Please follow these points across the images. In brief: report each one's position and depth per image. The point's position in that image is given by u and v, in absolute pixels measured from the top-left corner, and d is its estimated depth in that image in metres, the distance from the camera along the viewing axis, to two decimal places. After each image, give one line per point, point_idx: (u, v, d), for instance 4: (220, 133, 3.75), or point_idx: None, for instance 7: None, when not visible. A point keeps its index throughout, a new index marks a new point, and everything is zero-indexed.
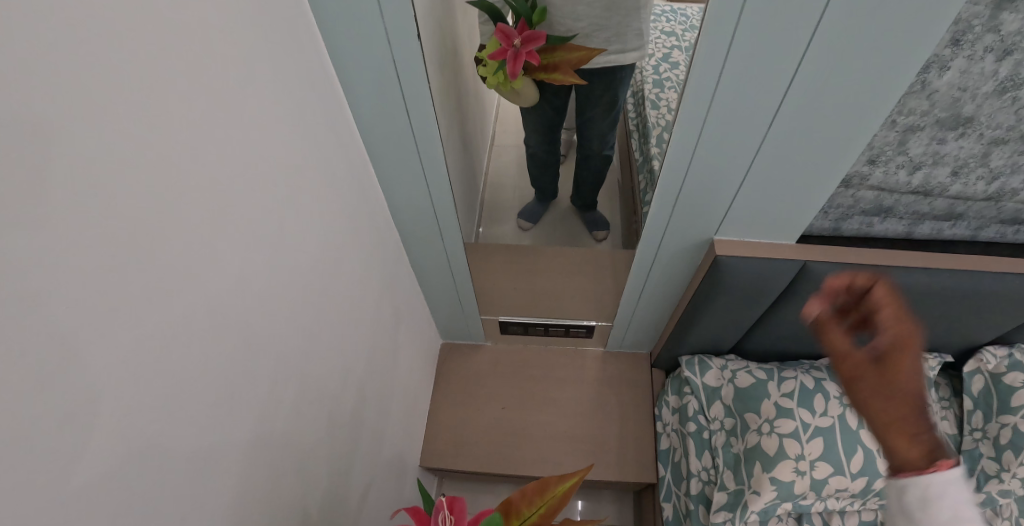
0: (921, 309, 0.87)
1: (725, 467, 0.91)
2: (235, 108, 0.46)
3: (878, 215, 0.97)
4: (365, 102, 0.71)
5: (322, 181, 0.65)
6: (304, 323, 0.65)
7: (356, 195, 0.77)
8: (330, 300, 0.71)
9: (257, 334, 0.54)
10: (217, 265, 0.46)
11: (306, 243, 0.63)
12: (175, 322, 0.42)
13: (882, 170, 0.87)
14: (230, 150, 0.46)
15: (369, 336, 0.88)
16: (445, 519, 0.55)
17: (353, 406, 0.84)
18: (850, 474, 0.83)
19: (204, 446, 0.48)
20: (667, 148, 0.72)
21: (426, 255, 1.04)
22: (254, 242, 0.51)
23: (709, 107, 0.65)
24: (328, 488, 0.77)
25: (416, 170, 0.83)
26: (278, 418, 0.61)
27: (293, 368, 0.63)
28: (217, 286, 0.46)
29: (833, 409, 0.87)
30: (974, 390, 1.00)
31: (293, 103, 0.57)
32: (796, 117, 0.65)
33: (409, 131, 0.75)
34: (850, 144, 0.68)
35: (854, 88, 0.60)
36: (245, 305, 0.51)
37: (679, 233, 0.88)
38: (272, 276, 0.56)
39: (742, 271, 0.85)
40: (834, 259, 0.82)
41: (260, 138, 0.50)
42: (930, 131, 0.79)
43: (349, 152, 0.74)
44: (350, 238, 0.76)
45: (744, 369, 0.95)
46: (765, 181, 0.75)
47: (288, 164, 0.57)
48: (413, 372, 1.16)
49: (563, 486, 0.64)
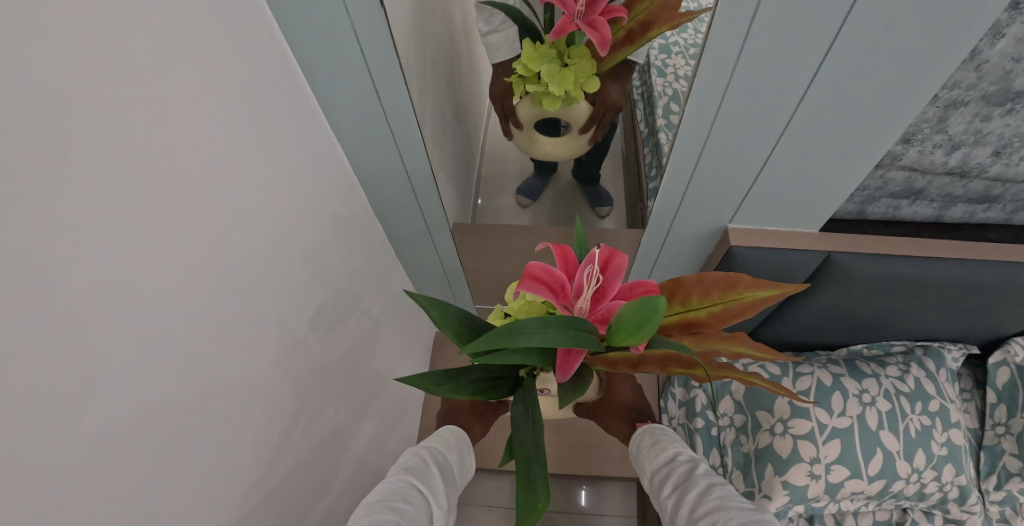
0: (945, 302, 0.81)
1: (735, 466, 0.87)
2: (158, 101, 0.41)
3: (908, 198, 0.89)
4: (331, 84, 0.64)
5: (278, 168, 0.58)
6: (266, 331, 0.59)
7: (325, 182, 0.70)
8: (298, 295, 0.65)
9: (212, 351, 0.50)
10: (150, 277, 0.41)
11: (265, 240, 0.57)
12: (101, 346, 0.38)
13: (917, 149, 0.79)
14: (155, 149, 0.41)
15: (347, 329, 0.82)
16: (594, 274, 0.46)
17: (333, 405, 0.79)
18: (867, 477, 0.79)
19: (156, 472, 0.44)
20: (676, 136, 0.65)
21: (412, 243, 0.97)
22: (200, 249, 0.46)
23: (725, 95, 0.58)
24: (304, 495, 0.72)
25: (391, 152, 0.75)
26: (240, 438, 0.56)
27: (255, 389, 0.58)
28: (152, 304, 0.42)
29: (852, 408, 0.82)
30: (998, 382, 0.94)
31: (240, 90, 0.50)
32: (825, 103, 0.57)
33: (379, 108, 0.68)
34: (882, 135, 0.60)
35: (895, 76, 0.53)
36: (194, 317, 0.47)
37: (690, 221, 0.81)
38: (221, 278, 0.50)
39: (757, 261, 0.78)
40: (860, 249, 0.75)
41: (196, 128, 0.45)
42: (974, 107, 0.71)
43: (316, 139, 0.67)
44: (322, 234, 0.70)
45: (758, 364, 0.90)
46: (787, 169, 0.67)
47: (236, 156, 0.51)
48: (405, 364, 1.11)
49: (755, 296, 0.48)
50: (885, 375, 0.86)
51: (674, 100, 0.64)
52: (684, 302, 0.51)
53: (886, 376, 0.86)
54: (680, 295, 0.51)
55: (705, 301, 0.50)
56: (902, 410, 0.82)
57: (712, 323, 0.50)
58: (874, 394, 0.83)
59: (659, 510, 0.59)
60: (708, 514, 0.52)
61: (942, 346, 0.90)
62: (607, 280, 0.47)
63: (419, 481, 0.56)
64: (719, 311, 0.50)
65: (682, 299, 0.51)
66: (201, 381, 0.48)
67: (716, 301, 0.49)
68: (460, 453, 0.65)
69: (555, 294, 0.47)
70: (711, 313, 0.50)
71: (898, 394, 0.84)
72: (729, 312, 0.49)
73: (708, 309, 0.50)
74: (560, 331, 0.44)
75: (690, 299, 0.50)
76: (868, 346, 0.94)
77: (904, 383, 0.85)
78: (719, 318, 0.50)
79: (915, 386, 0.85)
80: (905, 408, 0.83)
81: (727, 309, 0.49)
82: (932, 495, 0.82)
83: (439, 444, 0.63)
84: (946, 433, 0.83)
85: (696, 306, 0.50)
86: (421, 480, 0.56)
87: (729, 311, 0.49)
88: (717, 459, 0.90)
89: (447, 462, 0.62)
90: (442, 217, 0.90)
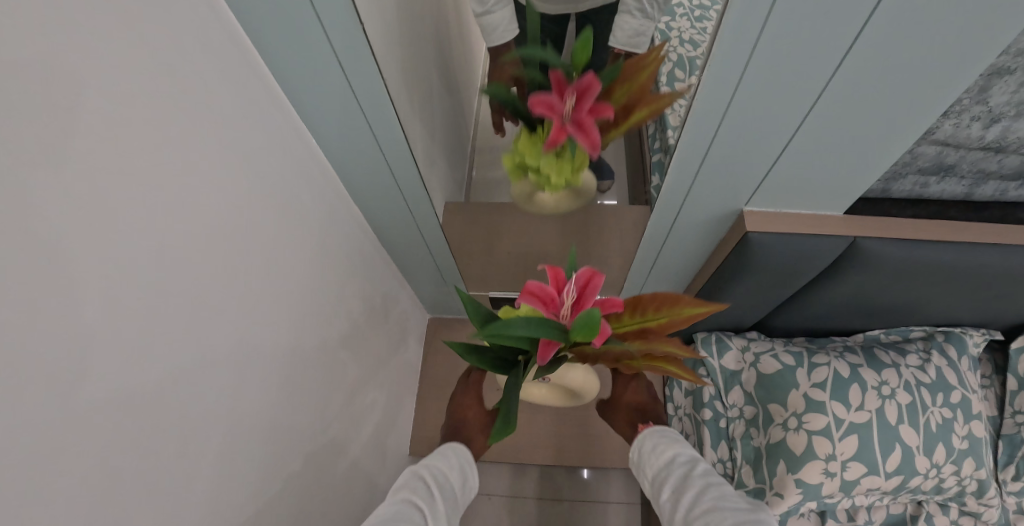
0: (974, 289, 0.75)
1: (745, 460, 0.84)
2: (56, 95, 0.32)
3: (937, 175, 0.80)
4: (288, 60, 0.54)
5: (230, 156, 0.49)
6: (238, 345, 0.53)
7: (291, 169, 0.61)
8: (265, 297, 0.57)
9: (167, 382, 0.43)
10: (73, 308, 0.35)
11: (226, 244, 0.50)
12: (6, 399, 0.31)
13: (954, 121, 0.71)
14: (66, 156, 0.33)
15: (328, 328, 0.74)
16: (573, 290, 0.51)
17: (316, 413, 0.72)
18: (884, 473, 0.76)
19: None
20: (687, 118, 0.57)
21: (400, 232, 0.88)
22: (143, 265, 0.40)
23: (742, 75, 0.50)
24: (292, 510, 0.67)
25: (368, 138, 0.66)
26: (214, 469, 0.51)
27: (223, 411, 0.51)
28: (82, 338, 0.35)
29: (870, 401, 0.78)
30: (1019, 369, 0.89)
31: (172, 72, 0.41)
32: (860, 79, 0.49)
33: (348, 89, 0.59)
34: (925, 116, 0.52)
35: (949, 44, 0.44)
36: (139, 346, 0.40)
37: (699, 208, 0.72)
38: (173, 289, 0.43)
39: (775, 252, 0.69)
40: (891, 235, 0.68)
41: (124, 125, 0.37)
42: (1021, 75, 0.63)
43: (276, 124, 0.56)
44: (296, 231, 0.63)
45: (770, 353, 0.85)
46: (811, 152, 0.59)
47: (182, 154, 0.43)
48: (398, 358, 1.03)
49: (693, 311, 0.53)
50: (905, 364, 0.82)
51: (684, 73, 0.56)
52: (642, 311, 0.56)
53: (907, 366, 0.81)
54: (637, 305, 0.56)
55: (655, 311, 0.55)
56: (923, 403, 0.78)
57: (661, 332, 0.55)
58: (894, 386, 0.79)
59: (657, 514, 0.54)
60: (701, 516, 0.48)
61: (964, 332, 0.85)
62: (583, 294, 0.52)
63: (421, 500, 0.51)
64: (666, 320, 0.55)
65: (636, 308, 0.56)
66: (153, 415, 0.42)
67: (663, 311, 0.54)
68: (462, 471, 0.61)
69: (545, 305, 0.52)
70: (660, 323, 0.55)
71: (919, 385, 0.80)
72: (673, 322, 0.54)
73: (654, 317, 0.55)
74: (541, 327, 0.49)
75: (643, 307, 0.56)
76: (886, 332, 0.88)
77: (925, 373, 0.81)
78: (664, 325, 0.55)
79: (936, 376, 0.81)
80: (926, 400, 0.79)
81: (670, 321, 0.54)
82: (949, 489, 0.80)
83: (441, 463, 0.59)
84: (968, 425, 0.79)
85: (650, 315, 0.56)
86: (424, 500, 0.52)
87: (672, 321, 0.54)
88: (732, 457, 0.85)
89: (448, 483, 0.57)
90: (431, 209, 0.82)
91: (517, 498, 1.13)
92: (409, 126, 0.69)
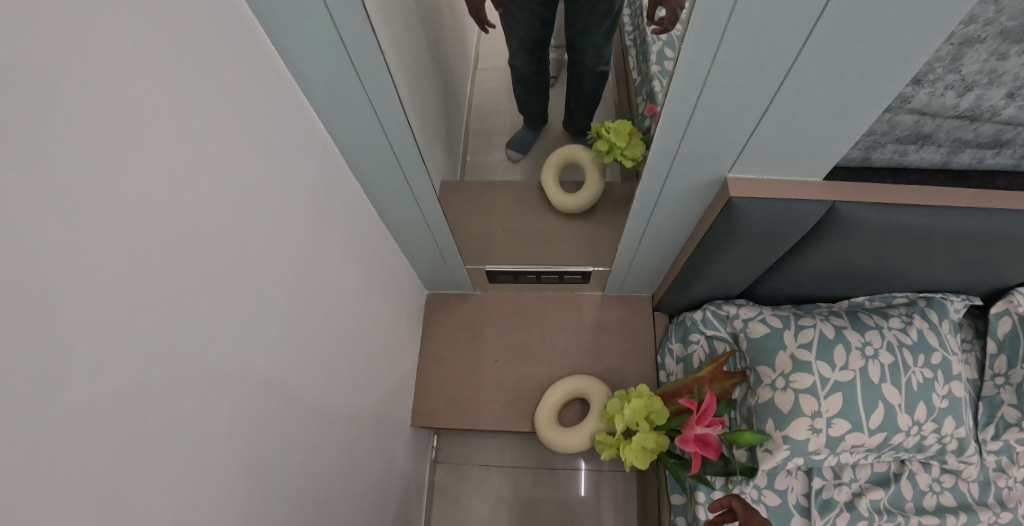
0: (951, 254, 0.78)
1: (742, 421, 0.88)
2: (56, 62, 0.33)
3: (916, 143, 0.82)
4: (287, 35, 0.55)
5: (229, 124, 0.51)
6: (241, 312, 0.56)
7: (292, 142, 0.63)
8: (266, 259, 0.60)
9: (172, 340, 0.46)
10: (83, 265, 0.37)
11: (228, 212, 0.52)
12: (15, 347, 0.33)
13: (927, 90, 0.73)
14: (67, 123, 0.35)
15: (330, 294, 0.77)
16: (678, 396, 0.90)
17: (318, 375, 0.75)
18: (868, 430, 0.79)
19: (121, 471, 0.43)
20: (671, 82, 0.59)
21: (398, 207, 0.90)
22: (146, 228, 0.42)
23: (722, 39, 0.52)
24: (293, 464, 0.70)
25: (367, 114, 0.68)
26: (218, 426, 0.54)
27: (223, 368, 0.54)
28: (90, 295, 0.38)
29: (854, 361, 0.81)
30: (999, 332, 0.92)
31: (170, 42, 0.42)
32: (835, 40, 0.50)
33: (350, 63, 0.60)
34: (893, 81, 0.54)
35: (919, 4, 0.46)
36: (143, 305, 0.43)
37: (685, 176, 0.74)
38: (172, 248, 0.45)
39: (758, 216, 0.72)
40: (868, 199, 0.70)
41: (127, 96, 0.39)
42: (991, 45, 0.66)
43: (278, 95, 0.58)
44: (300, 205, 0.66)
45: (758, 318, 0.88)
46: (789, 116, 0.61)
47: (182, 123, 0.45)
48: (397, 332, 1.05)
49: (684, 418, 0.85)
50: (888, 327, 0.85)
51: (669, 42, 0.58)
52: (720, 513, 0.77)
53: (889, 328, 0.84)
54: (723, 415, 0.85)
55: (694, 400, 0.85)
56: (905, 364, 0.82)
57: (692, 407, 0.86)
58: (876, 346, 0.82)
59: None
60: None
61: (945, 297, 0.89)
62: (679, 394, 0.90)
63: None
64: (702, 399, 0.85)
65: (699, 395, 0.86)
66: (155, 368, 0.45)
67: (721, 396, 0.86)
68: None
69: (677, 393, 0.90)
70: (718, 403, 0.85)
71: (901, 346, 0.83)
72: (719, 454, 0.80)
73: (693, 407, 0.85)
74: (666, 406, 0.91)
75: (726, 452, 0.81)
76: (870, 298, 0.91)
77: (907, 335, 0.84)
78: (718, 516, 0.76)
79: (918, 338, 0.84)
80: (908, 361, 0.82)
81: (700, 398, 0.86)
82: (930, 447, 0.83)
83: None
84: (948, 386, 0.82)
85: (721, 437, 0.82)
86: None
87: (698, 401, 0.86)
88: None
89: None
90: (429, 184, 0.85)
91: (519, 468, 1.20)
92: (405, 103, 0.72)
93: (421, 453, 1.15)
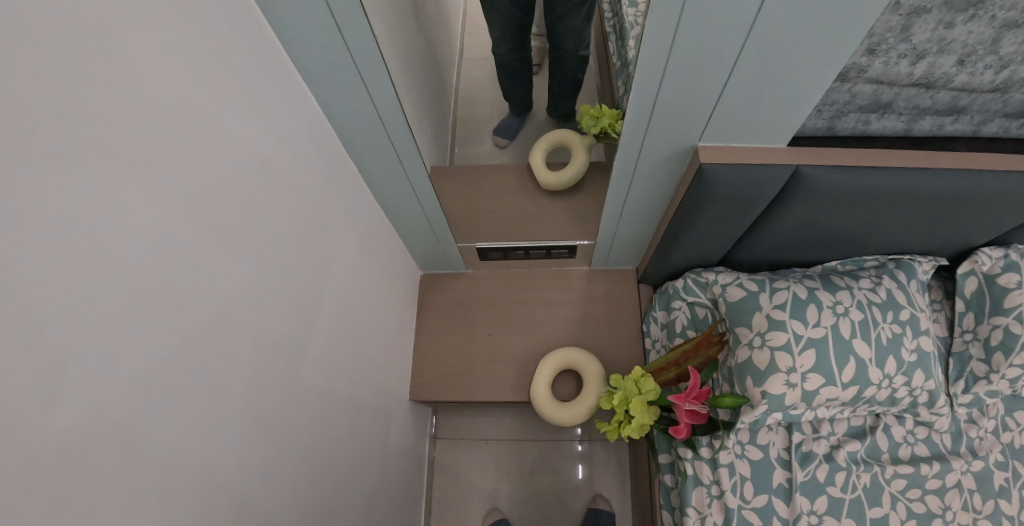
0: (914, 215, 0.82)
1: (725, 380, 0.93)
2: (73, 49, 0.37)
3: (877, 111, 0.87)
4: (285, 21, 0.59)
5: (231, 103, 0.55)
6: (248, 278, 0.61)
7: (292, 122, 0.67)
8: (269, 230, 0.65)
9: (186, 301, 0.50)
10: (107, 230, 0.41)
11: (233, 183, 0.56)
12: (47, 303, 0.37)
13: (882, 60, 0.77)
14: (82, 95, 0.38)
15: (331, 269, 0.82)
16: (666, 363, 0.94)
17: (321, 343, 0.80)
18: (841, 383, 0.84)
19: (144, 422, 0.47)
20: (639, 55, 0.63)
21: (391, 189, 0.95)
22: (161, 198, 0.46)
23: (683, 12, 0.56)
24: (302, 426, 0.75)
25: (360, 95, 0.72)
26: (230, 385, 0.59)
27: (233, 330, 0.58)
28: (112, 257, 0.42)
29: (826, 319, 0.86)
30: (966, 292, 0.96)
31: (172, 29, 0.46)
32: (786, 9, 0.54)
33: (343, 46, 0.64)
34: (842, 47, 0.59)
35: None
36: (160, 268, 0.47)
37: (659, 145, 0.78)
38: (185, 216, 0.49)
39: (729, 183, 0.77)
40: (830, 163, 0.75)
41: (137, 76, 0.43)
42: (938, 14, 0.70)
43: (278, 78, 0.63)
44: (301, 181, 0.71)
45: (735, 283, 0.93)
46: (750, 83, 0.65)
47: (187, 103, 0.48)
48: (394, 311, 1.09)
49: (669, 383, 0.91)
50: (858, 287, 0.90)
51: (637, 16, 0.62)
52: None
53: (859, 288, 0.89)
54: None
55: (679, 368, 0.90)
56: (874, 319, 0.86)
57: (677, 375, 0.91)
58: (847, 304, 0.87)
59: None
60: None
61: (913, 259, 0.93)
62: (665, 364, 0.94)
63: None
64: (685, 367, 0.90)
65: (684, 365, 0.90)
66: (171, 327, 0.49)
67: None
68: None
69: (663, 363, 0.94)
70: None
71: (870, 304, 0.88)
72: None
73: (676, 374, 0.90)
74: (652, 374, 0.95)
75: None
76: (842, 263, 0.96)
77: (876, 294, 0.89)
78: None
79: (886, 297, 0.89)
80: (877, 317, 0.87)
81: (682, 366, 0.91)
82: (902, 400, 0.88)
83: None
84: (916, 340, 0.87)
85: None
86: None
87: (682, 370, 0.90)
88: (714, 490, 0.89)
89: None
90: (421, 165, 0.89)
91: (516, 441, 1.25)
92: (400, 88, 0.76)
93: (422, 429, 1.20)
